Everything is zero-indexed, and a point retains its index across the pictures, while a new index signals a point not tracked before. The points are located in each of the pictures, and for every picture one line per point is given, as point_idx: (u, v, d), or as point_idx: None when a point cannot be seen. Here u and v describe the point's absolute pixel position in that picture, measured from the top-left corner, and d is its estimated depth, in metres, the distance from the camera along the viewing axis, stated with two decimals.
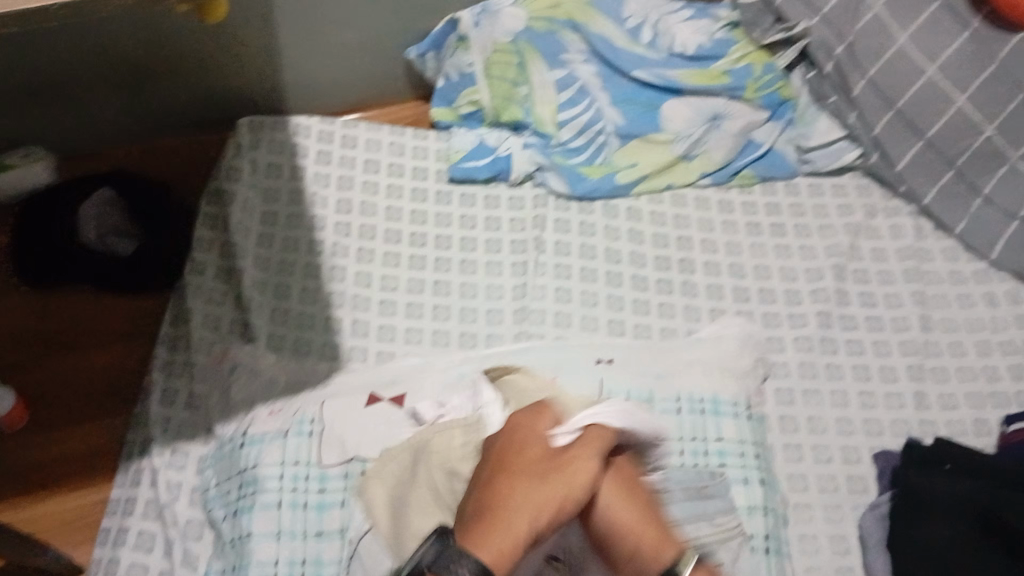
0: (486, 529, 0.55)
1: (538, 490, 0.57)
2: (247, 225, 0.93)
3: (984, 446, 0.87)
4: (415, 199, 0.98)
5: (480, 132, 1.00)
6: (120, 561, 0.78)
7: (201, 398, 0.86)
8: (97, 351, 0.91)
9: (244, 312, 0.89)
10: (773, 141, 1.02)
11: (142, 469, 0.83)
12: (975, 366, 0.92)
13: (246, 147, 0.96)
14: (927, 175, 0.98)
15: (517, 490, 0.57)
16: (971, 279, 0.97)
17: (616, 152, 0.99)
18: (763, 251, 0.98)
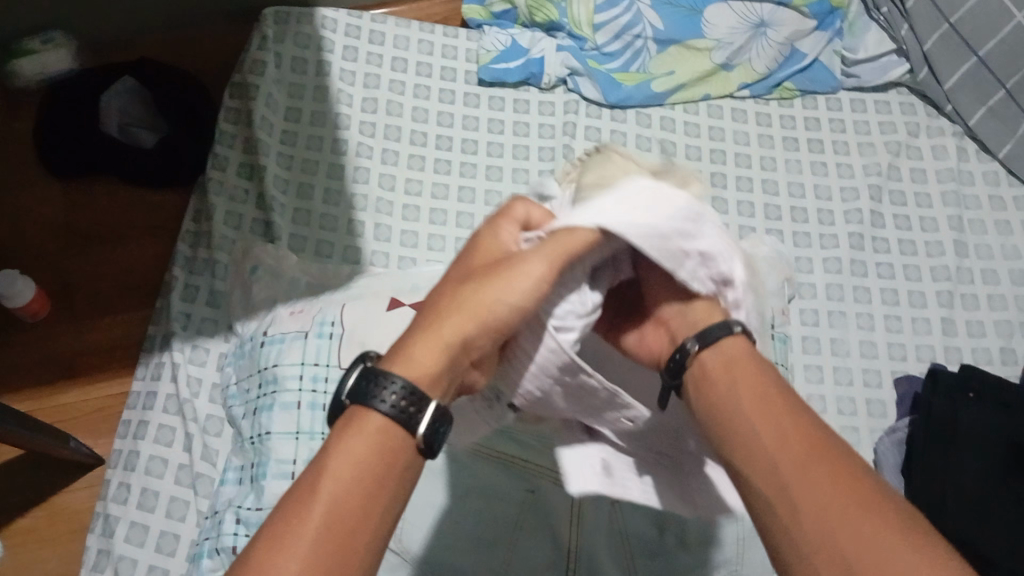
0: (400, 350, 0.43)
1: (470, 296, 0.45)
2: (271, 121, 0.89)
3: (1008, 375, 0.84)
4: (442, 100, 0.94)
5: (512, 32, 0.97)
6: (140, 456, 0.75)
7: (222, 295, 0.82)
8: (120, 242, 0.91)
9: (267, 211, 0.85)
10: (819, 53, 0.98)
11: (163, 364, 0.80)
12: (1008, 296, 0.88)
13: (271, 41, 0.92)
14: (976, 96, 0.95)
15: (446, 303, 0.45)
16: (1011, 204, 0.93)
17: (654, 59, 0.96)
18: (799, 167, 0.94)
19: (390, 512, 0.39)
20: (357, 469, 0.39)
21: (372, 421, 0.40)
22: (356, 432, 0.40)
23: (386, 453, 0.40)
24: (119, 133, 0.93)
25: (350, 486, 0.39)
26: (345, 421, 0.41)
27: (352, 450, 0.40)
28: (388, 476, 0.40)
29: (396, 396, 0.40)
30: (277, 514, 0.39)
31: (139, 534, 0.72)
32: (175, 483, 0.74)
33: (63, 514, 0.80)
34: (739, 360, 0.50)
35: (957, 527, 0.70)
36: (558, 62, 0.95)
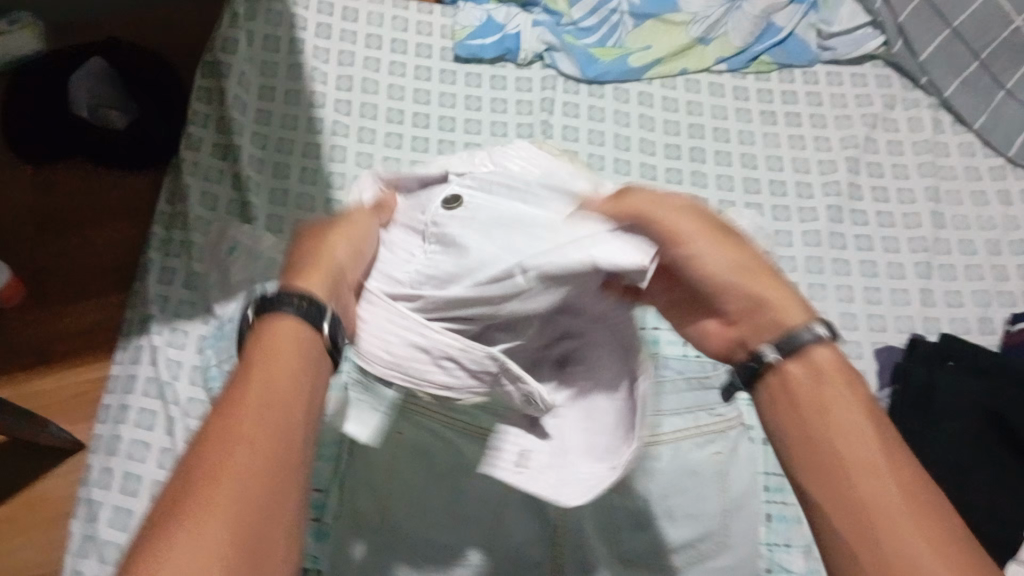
0: (308, 272, 0.47)
1: (346, 245, 0.50)
2: (245, 100, 0.88)
3: (986, 344, 0.85)
4: (418, 77, 0.93)
5: (488, 8, 0.95)
6: (120, 440, 0.74)
7: (199, 277, 0.81)
8: (94, 225, 0.90)
9: (243, 191, 0.84)
10: (795, 26, 0.98)
11: (141, 347, 0.78)
12: (984, 265, 0.89)
13: (242, 18, 0.90)
14: (950, 68, 0.96)
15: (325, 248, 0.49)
16: (986, 175, 0.94)
17: (630, 34, 0.96)
18: (777, 140, 0.94)
19: (308, 406, 0.41)
20: (284, 368, 0.41)
21: (287, 324, 0.43)
22: (273, 337, 0.42)
23: (304, 354, 0.42)
24: (89, 113, 0.90)
25: (283, 378, 0.41)
26: (255, 331, 0.43)
27: (274, 353, 0.42)
28: (308, 374, 0.42)
29: (301, 299, 0.44)
30: (204, 421, 0.39)
31: (121, 519, 0.71)
32: (156, 468, 0.73)
33: (41, 501, 0.79)
34: (819, 381, 0.42)
35: (940, 489, 0.71)
36: (535, 37, 0.94)
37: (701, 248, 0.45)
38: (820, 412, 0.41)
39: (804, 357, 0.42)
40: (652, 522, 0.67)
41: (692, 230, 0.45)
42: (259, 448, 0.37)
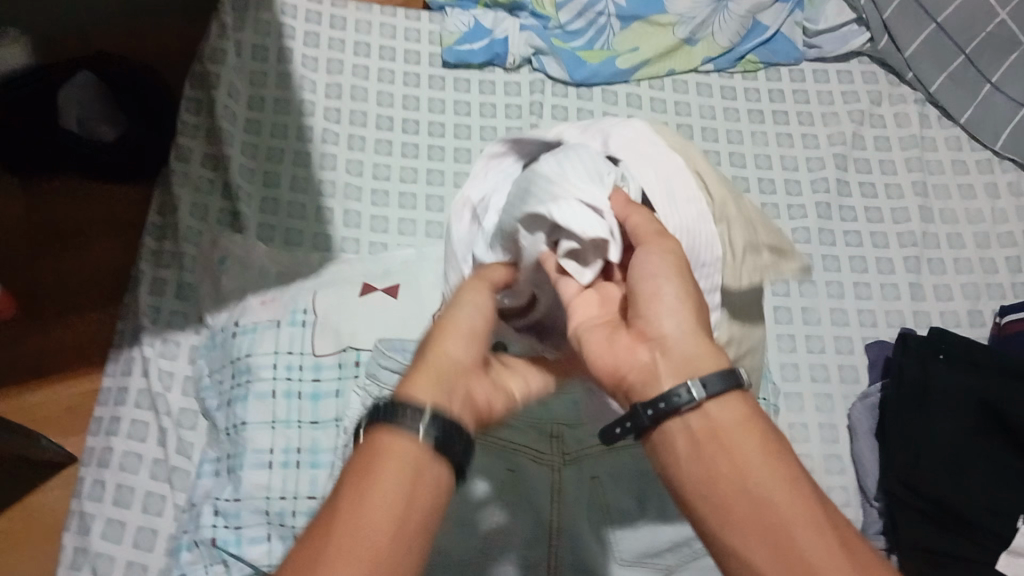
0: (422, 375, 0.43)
1: (461, 337, 0.46)
2: (233, 109, 0.88)
3: (977, 336, 0.85)
4: (407, 84, 0.93)
5: (475, 13, 0.96)
6: (114, 452, 0.74)
7: (191, 288, 0.81)
8: (85, 238, 0.90)
9: (233, 201, 0.84)
10: (781, 25, 0.98)
11: (133, 359, 0.78)
12: (973, 258, 0.90)
13: (231, 29, 0.90)
14: (936, 63, 0.96)
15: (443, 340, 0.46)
16: (974, 168, 0.94)
17: (617, 36, 0.96)
18: (765, 139, 0.95)
19: (432, 512, 0.39)
20: (380, 492, 0.38)
21: (397, 442, 0.40)
22: (381, 453, 0.40)
23: (412, 479, 0.39)
24: (78, 127, 0.91)
25: (378, 508, 0.38)
26: (366, 444, 0.41)
27: (372, 471, 0.39)
28: (416, 501, 0.39)
29: (427, 429, 0.40)
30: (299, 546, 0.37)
31: (115, 531, 0.71)
32: (151, 478, 0.73)
33: (35, 514, 0.78)
34: (736, 423, 0.41)
35: (931, 481, 0.71)
36: (522, 40, 0.94)
37: (651, 265, 0.45)
38: (726, 450, 0.40)
39: (731, 397, 0.41)
40: (646, 522, 0.67)
41: (658, 263, 0.45)
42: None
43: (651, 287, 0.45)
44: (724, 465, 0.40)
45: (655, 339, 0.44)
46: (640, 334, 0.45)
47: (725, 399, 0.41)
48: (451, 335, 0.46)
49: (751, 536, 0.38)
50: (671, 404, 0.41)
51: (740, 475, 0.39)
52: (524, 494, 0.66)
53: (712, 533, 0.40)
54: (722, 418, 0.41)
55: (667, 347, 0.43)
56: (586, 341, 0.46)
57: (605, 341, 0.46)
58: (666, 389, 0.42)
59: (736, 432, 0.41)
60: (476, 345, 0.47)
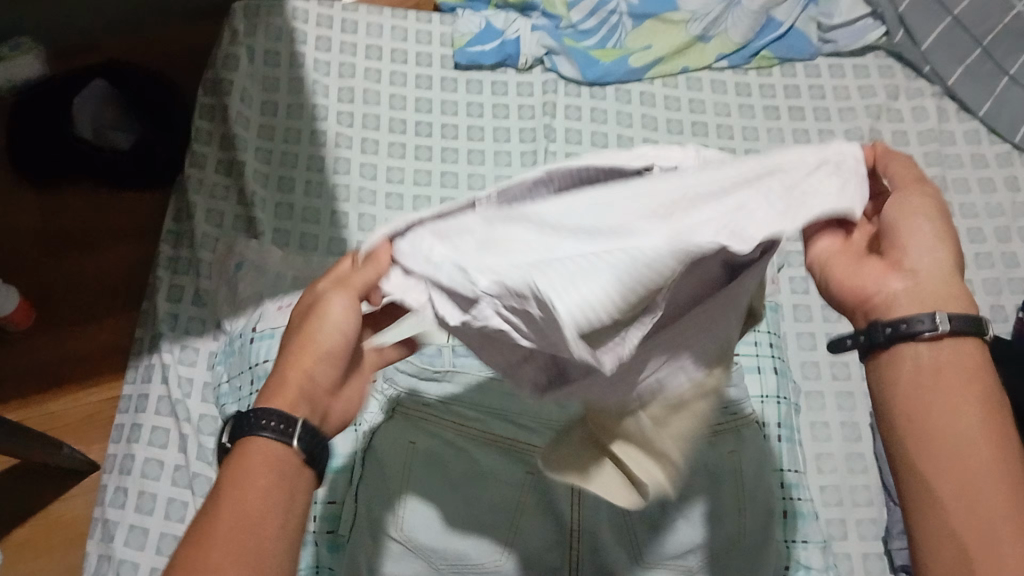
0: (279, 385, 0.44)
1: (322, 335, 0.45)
2: (247, 116, 0.88)
3: (999, 331, 0.84)
4: (419, 86, 0.93)
5: (487, 14, 0.95)
6: (135, 459, 0.74)
7: (208, 294, 0.81)
8: (102, 246, 0.90)
9: (248, 207, 0.84)
10: (795, 20, 0.97)
11: (152, 366, 0.79)
12: (994, 252, 0.89)
13: (242, 34, 0.90)
14: (953, 56, 0.95)
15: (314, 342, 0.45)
16: (994, 162, 0.94)
17: (631, 35, 0.96)
18: (781, 135, 0.94)
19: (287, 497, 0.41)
20: (255, 493, 0.40)
21: (255, 443, 0.42)
22: (250, 455, 0.42)
23: (277, 481, 0.42)
24: (94, 137, 0.90)
25: (253, 500, 0.40)
26: (233, 453, 0.43)
27: (246, 476, 0.41)
28: (282, 494, 0.41)
29: (275, 420, 0.42)
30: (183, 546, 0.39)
31: (138, 538, 0.71)
32: (171, 485, 0.73)
33: (58, 522, 0.79)
34: (963, 367, 0.40)
35: None
36: (535, 41, 0.94)
37: (910, 208, 0.42)
38: (953, 390, 0.39)
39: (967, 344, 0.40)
40: (669, 523, 0.66)
41: (918, 207, 0.42)
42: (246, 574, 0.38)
43: (908, 227, 0.41)
44: (941, 397, 0.39)
45: (906, 273, 0.41)
46: (895, 264, 0.42)
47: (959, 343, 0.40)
48: (303, 375, 0.45)
49: (939, 468, 0.38)
50: (910, 327, 0.40)
51: (942, 427, 0.39)
52: (546, 497, 0.66)
53: (903, 444, 0.40)
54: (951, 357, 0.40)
55: (919, 281, 0.41)
56: (835, 267, 0.43)
57: (854, 267, 0.42)
58: (911, 314, 0.40)
59: (951, 375, 0.40)
60: (325, 382, 0.46)
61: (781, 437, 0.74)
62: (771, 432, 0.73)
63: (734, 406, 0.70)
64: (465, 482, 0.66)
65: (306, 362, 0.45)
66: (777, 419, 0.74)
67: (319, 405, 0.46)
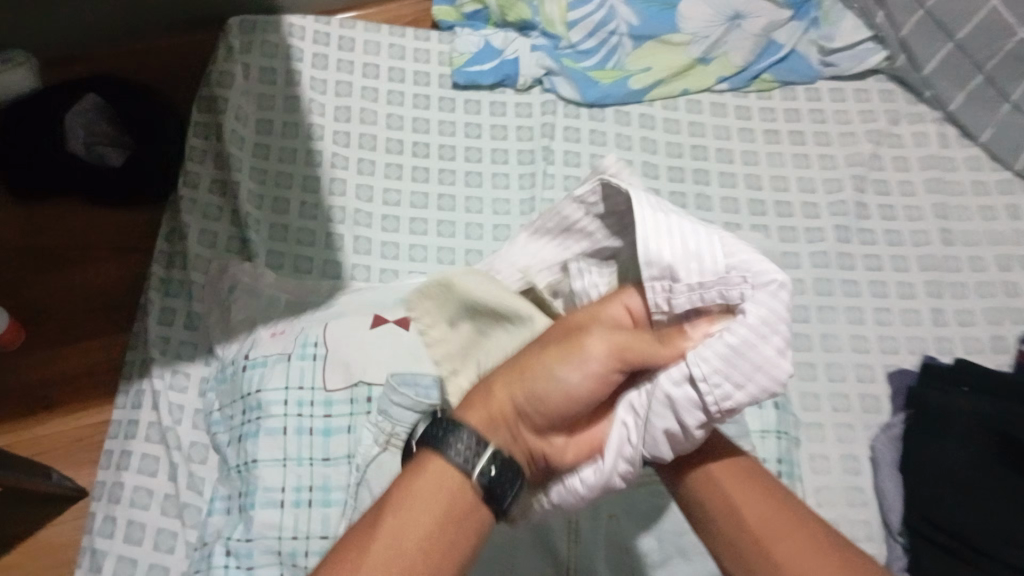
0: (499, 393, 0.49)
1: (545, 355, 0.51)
2: (241, 134, 0.87)
3: (999, 363, 0.84)
4: (417, 106, 0.92)
5: (485, 33, 0.94)
6: (125, 487, 0.73)
7: (201, 318, 0.80)
8: (94, 267, 0.89)
9: (241, 228, 0.83)
10: (796, 42, 0.96)
11: (142, 391, 0.77)
12: (995, 282, 0.88)
13: (237, 51, 0.89)
14: (955, 81, 0.94)
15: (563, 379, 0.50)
16: (995, 189, 0.93)
17: (630, 55, 0.94)
18: (781, 160, 0.93)
19: (453, 533, 0.45)
20: (423, 510, 0.45)
21: (439, 472, 0.46)
22: (428, 476, 0.46)
23: (451, 516, 0.45)
24: (85, 152, 0.90)
25: (411, 541, 0.44)
26: (414, 463, 0.47)
27: (414, 493, 0.46)
28: (447, 526, 0.45)
29: (463, 446, 0.46)
30: (344, 542, 0.45)
31: (126, 568, 0.70)
32: (161, 514, 0.72)
33: (46, 548, 0.78)
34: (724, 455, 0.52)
35: (943, 512, 0.71)
36: (534, 60, 0.93)
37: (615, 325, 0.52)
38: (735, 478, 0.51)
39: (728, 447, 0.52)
40: (667, 561, 0.65)
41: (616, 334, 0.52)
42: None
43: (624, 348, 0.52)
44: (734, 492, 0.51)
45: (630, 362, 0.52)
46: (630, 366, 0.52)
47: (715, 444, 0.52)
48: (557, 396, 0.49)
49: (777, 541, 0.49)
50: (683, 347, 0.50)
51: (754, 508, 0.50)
52: (543, 533, 0.65)
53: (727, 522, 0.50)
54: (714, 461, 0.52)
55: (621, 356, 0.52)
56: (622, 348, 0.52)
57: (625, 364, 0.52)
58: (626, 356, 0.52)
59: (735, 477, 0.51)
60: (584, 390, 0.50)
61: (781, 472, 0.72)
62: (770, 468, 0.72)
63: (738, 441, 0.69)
64: None
65: (550, 371, 0.49)
66: (777, 454, 0.73)
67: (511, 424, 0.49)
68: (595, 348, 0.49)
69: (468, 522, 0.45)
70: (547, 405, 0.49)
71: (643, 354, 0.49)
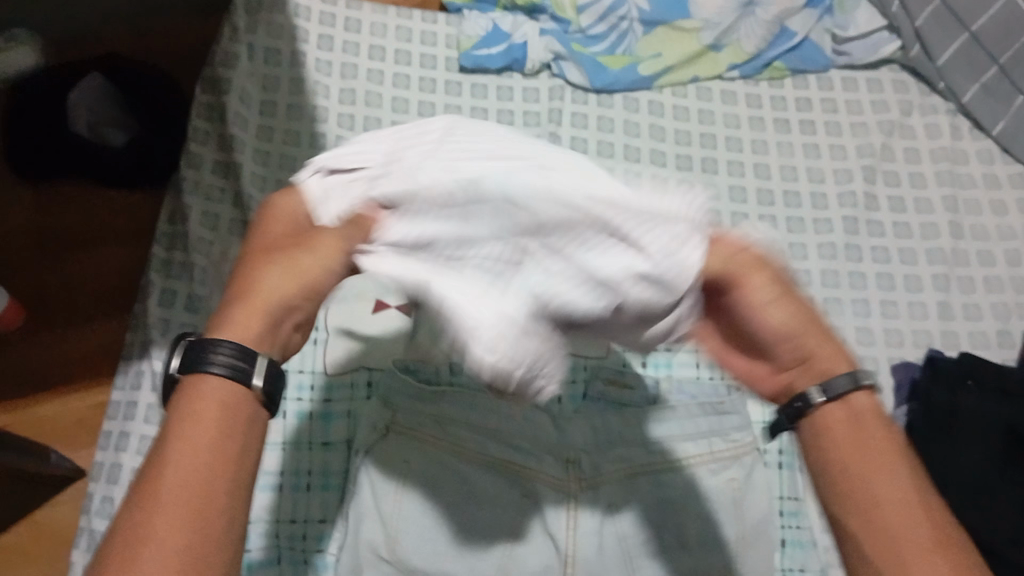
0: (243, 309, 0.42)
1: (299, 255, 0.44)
2: (245, 116, 0.86)
3: (1006, 358, 0.83)
4: (423, 89, 0.91)
5: (493, 16, 0.93)
6: (123, 469, 0.72)
7: (202, 300, 0.79)
8: (97, 248, 0.88)
9: (244, 210, 0.82)
10: (809, 31, 0.95)
11: (142, 373, 0.77)
12: (1004, 277, 0.87)
13: (242, 31, 0.88)
14: (970, 73, 0.93)
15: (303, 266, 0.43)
16: (1006, 183, 0.92)
17: (640, 41, 0.93)
18: (791, 150, 0.92)
19: (244, 459, 0.40)
20: (209, 436, 0.39)
21: (210, 387, 0.41)
22: (200, 400, 0.40)
23: (226, 426, 0.40)
24: (89, 131, 0.88)
25: (195, 456, 0.39)
26: (179, 393, 0.41)
27: (191, 418, 0.40)
28: (233, 439, 0.40)
29: (226, 355, 0.41)
30: (133, 496, 0.38)
31: None
32: None
33: (46, 528, 0.78)
34: (866, 414, 0.48)
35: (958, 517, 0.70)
36: (542, 45, 0.92)
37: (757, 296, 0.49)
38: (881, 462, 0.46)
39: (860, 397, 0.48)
40: (665, 551, 0.65)
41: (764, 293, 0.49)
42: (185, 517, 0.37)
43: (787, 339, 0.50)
44: (874, 457, 0.46)
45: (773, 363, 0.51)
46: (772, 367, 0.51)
47: (853, 398, 0.48)
48: (314, 270, 0.43)
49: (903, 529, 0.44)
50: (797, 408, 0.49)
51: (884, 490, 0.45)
52: (541, 521, 0.64)
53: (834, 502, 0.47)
54: (845, 414, 0.48)
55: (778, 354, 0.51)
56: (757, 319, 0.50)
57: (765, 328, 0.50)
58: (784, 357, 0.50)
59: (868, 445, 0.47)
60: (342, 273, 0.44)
61: (782, 464, 0.74)
62: (771, 460, 0.74)
63: (735, 434, 0.69)
64: (461, 501, 0.64)
65: (315, 258, 0.43)
66: (778, 446, 0.74)
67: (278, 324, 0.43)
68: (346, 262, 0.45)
69: (251, 431, 0.41)
70: (315, 288, 0.44)
71: (380, 222, 0.45)
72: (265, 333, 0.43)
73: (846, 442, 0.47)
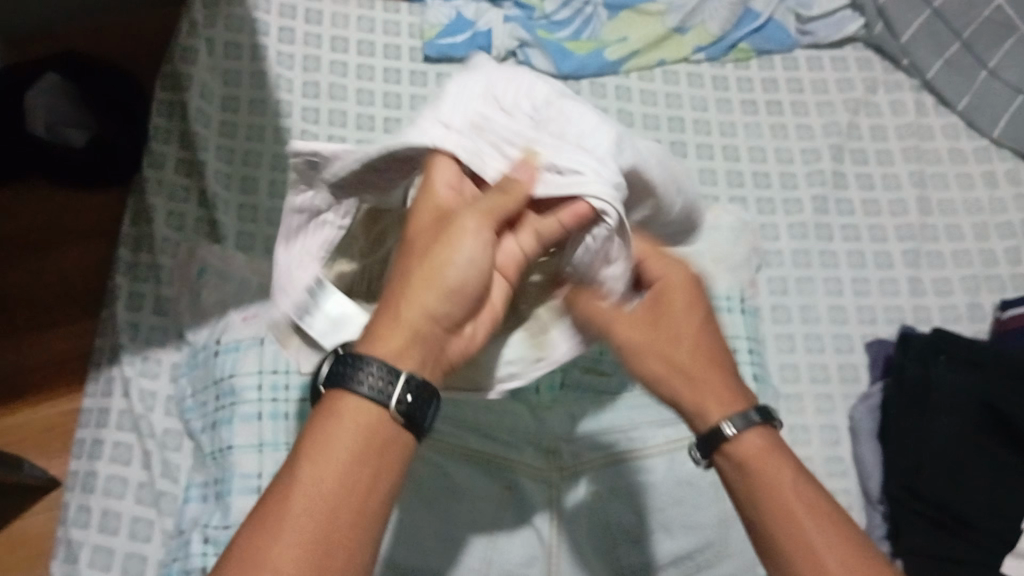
0: (389, 317, 0.45)
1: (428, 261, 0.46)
2: (207, 113, 0.84)
3: (978, 332, 0.84)
4: (388, 80, 0.90)
5: (457, 5, 0.92)
6: (97, 477, 0.71)
7: (170, 302, 0.78)
8: (60, 248, 0.87)
9: (210, 208, 0.81)
10: (773, 11, 0.96)
11: (113, 379, 0.76)
12: (972, 251, 0.88)
13: (201, 26, 0.86)
14: (932, 49, 0.94)
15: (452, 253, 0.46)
16: (972, 157, 0.92)
17: (605, 26, 0.93)
18: (759, 131, 0.92)
19: (376, 484, 0.42)
20: (340, 455, 0.41)
21: (360, 409, 0.42)
22: (344, 417, 0.42)
23: (369, 448, 0.42)
24: (47, 132, 0.86)
25: (328, 478, 0.41)
26: (325, 405, 0.43)
27: (331, 436, 0.42)
28: (368, 460, 0.42)
29: (373, 377, 0.42)
30: (267, 495, 0.42)
31: (101, 559, 0.69)
32: (135, 504, 0.71)
33: (19, 538, 0.76)
34: (764, 454, 0.49)
35: (932, 488, 0.70)
36: (506, 32, 0.91)
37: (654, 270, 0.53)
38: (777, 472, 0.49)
39: (755, 427, 0.50)
40: (649, 537, 0.65)
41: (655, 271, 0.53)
42: (321, 527, 0.40)
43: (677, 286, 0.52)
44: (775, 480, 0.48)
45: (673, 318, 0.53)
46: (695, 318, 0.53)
47: (746, 441, 0.49)
48: (451, 271, 0.45)
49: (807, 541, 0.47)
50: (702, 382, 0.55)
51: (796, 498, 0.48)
52: (523, 513, 0.64)
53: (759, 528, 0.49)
54: (747, 457, 0.49)
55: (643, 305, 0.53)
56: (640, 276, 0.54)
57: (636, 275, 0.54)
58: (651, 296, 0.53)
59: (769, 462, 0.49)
60: (478, 276, 0.46)
61: None
62: None
63: None
64: (443, 499, 0.63)
65: (452, 257, 0.45)
66: None
67: (433, 333, 0.45)
68: (495, 280, 0.50)
69: (394, 454, 0.43)
70: (457, 289, 0.46)
71: (501, 203, 0.48)
72: (423, 336, 0.45)
73: (753, 491, 0.49)
